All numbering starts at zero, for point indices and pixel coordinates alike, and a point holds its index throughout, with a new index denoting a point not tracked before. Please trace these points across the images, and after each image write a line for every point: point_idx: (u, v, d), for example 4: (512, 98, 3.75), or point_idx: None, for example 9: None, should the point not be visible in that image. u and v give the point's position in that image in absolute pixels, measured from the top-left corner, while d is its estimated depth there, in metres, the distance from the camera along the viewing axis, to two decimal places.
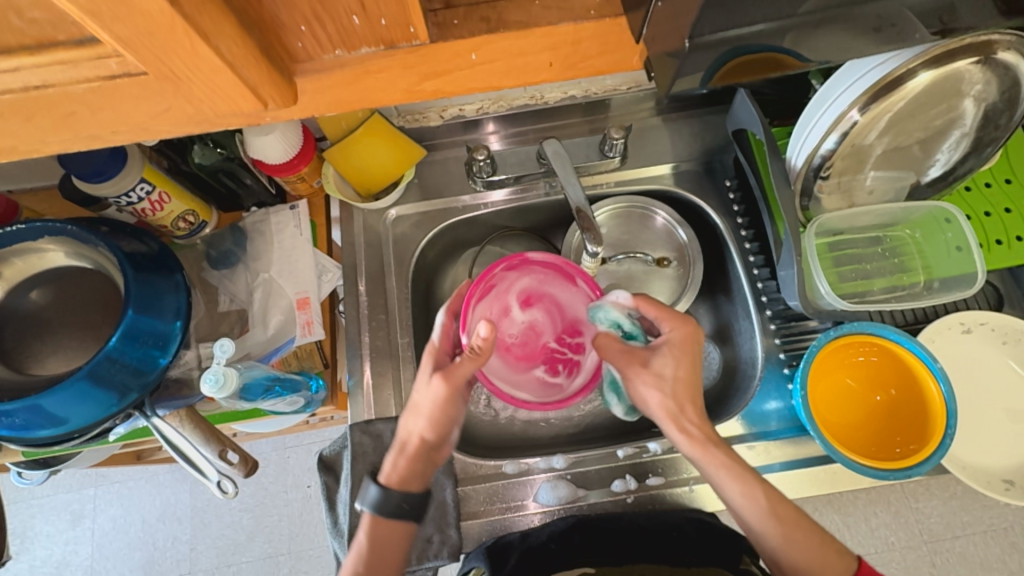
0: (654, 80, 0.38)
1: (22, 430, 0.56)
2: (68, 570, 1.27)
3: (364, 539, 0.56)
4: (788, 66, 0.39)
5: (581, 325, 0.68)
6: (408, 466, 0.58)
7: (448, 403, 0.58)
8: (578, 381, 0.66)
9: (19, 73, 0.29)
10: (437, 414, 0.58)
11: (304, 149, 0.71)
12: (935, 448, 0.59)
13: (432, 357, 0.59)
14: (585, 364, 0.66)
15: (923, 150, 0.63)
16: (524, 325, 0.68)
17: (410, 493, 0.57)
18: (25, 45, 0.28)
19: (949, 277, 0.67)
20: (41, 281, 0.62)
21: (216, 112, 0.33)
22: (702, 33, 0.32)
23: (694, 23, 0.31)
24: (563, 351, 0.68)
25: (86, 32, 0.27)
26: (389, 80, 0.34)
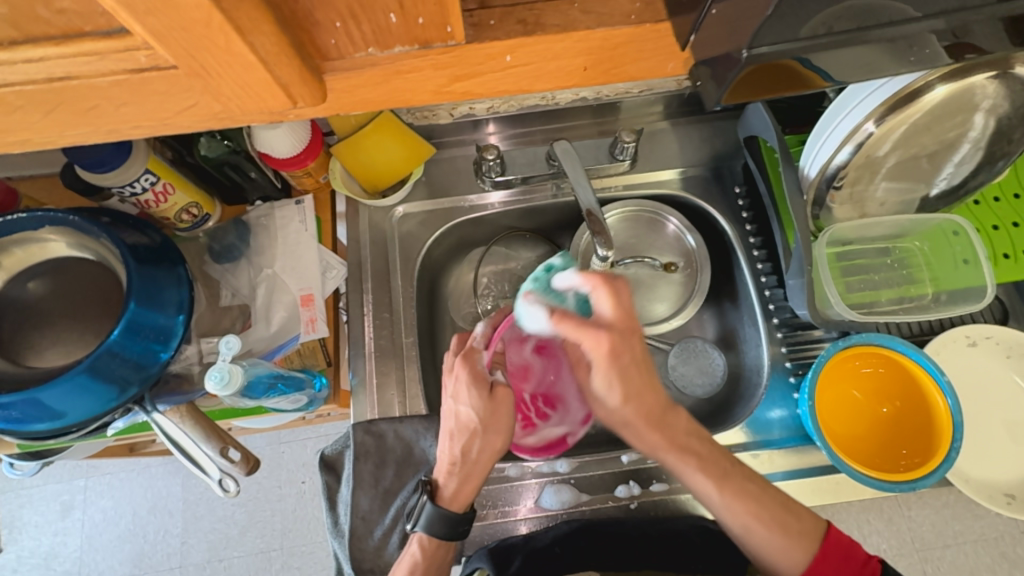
0: (699, 89, 0.38)
1: (19, 424, 0.55)
2: (56, 562, 1.25)
3: (418, 551, 0.58)
4: (809, 84, 0.39)
5: (562, 400, 0.66)
6: (472, 488, 0.59)
7: (503, 409, 0.59)
8: (528, 441, 0.66)
9: (43, 65, 0.28)
10: (502, 426, 0.59)
11: (312, 143, 0.70)
12: (940, 461, 0.59)
13: (470, 369, 0.59)
14: (540, 429, 0.66)
15: (935, 164, 0.63)
16: (520, 361, 0.65)
17: (467, 513, 0.58)
18: (51, 36, 0.27)
19: (957, 290, 0.67)
20: (41, 271, 0.61)
21: (243, 108, 0.32)
22: (759, 44, 0.32)
23: (753, 35, 0.31)
24: (532, 408, 0.66)
25: (117, 24, 0.27)
26: (419, 81, 0.33)
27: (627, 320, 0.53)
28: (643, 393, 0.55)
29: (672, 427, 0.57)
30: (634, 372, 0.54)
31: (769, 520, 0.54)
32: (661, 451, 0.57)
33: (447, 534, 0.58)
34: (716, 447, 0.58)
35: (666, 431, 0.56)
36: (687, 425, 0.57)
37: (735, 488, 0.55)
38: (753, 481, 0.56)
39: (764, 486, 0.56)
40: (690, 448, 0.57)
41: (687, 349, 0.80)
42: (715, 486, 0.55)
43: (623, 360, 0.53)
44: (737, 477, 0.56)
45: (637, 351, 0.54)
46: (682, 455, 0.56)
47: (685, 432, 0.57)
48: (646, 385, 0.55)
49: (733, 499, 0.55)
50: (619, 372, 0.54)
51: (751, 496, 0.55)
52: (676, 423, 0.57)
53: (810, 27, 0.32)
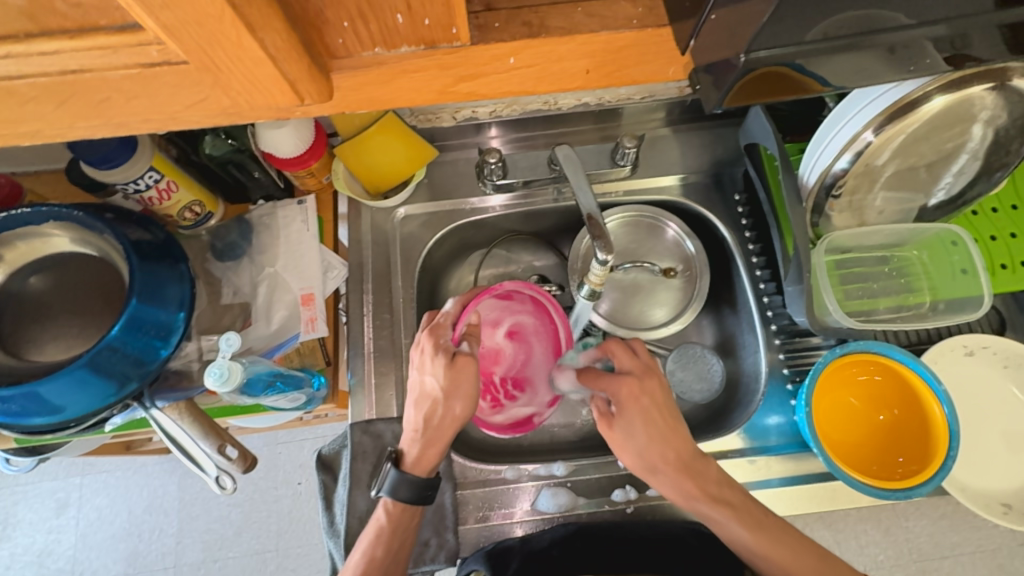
0: (699, 93, 0.38)
1: (18, 417, 0.55)
2: (49, 559, 1.24)
3: (384, 518, 0.58)
4: (805, 89, 0.39)
5: (531, 383, 0.65)
6: (434, 454, 0.58)
7: (469, 377, 0.57)
8: (494, 419, 0.64)
9: (57, 57, 0.28)
10: (466, 393, 0.57)
11: (315, 144, 0.71)
12: (936, 470, 0.59)
13: (432, 339, 0.59)
14: (510, 411, 0.65)
15: (933, 174, 0.64)
16: (493, 345, 0.65)
17: (433, 480, 0.59)
18: (66, 28, 0.28)
19: (953, 299, 0.68)
20: (43, 266, 0.62)
21: (252, 103, 0.33)
22: (756, 49, 0.33)
23: (751, 40, 0.32)
24: (501, 389, 0.65)
25: (131, 18, 0.27)
26: (423, 81, 0.34)
27: (646, 371, 0.59)
28: (668, 437, 0.57)
29: (703, 475, 0.57)
30: (657, 417, 0.57)
31: (805, 560, 0.53)
32: (692, 500, 0.57)
33: (413, 499, 0.58)
34: (744, 494, 0.57)
35: (697, 478, 0.56)
36: (720, 477, 0.57)
37: (770, 535, 0.54)
38: (788, 530, 0.55)
39: (800, 535, 0.55)
40: (722, 497, 0.56)
41: (686, 355, 0.79)
42: (750, 532, 0.54)
43: (642, 402, 0.57)
44: (772, 526, 0.55)
45: (659, 395, 0.58)
46: (716, 506, 0.56)
47: (715, 482, 0.57)
48: (676, 435, 0.57)
49: (770, 548, 0.54)
50: (642, 415, 0.57)
51: (788, 546, 0.54)
52: (707, 473, 0.57)
53: (821, 29, 0.32)
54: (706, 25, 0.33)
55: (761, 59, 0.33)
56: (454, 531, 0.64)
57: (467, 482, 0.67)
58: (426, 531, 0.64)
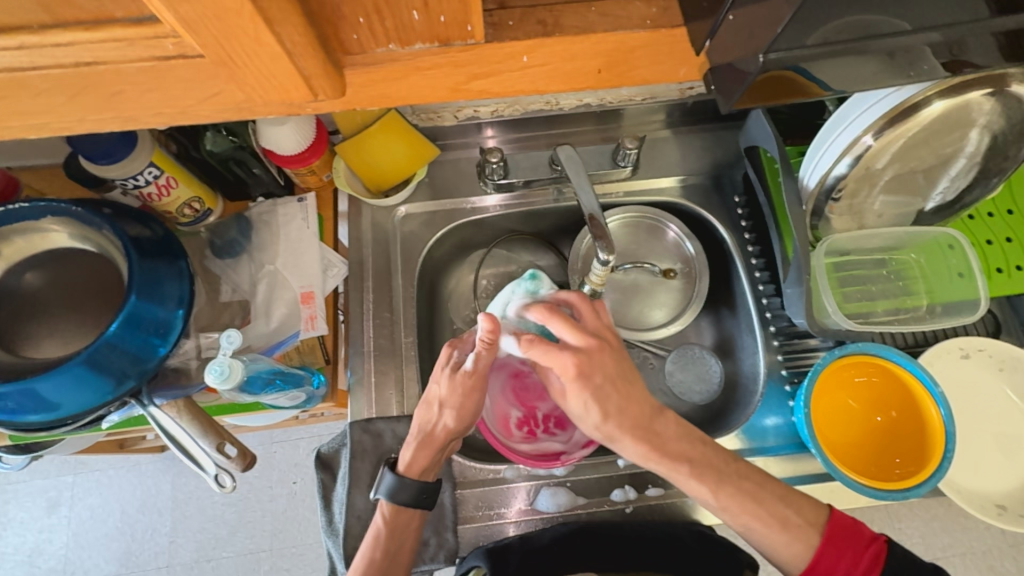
0: (716, 93, 0.38)
1: (12, 414, 0.55)
2: (40, 559, 1.23)
3: (382, 524, 0.59)
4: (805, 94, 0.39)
5: (573, 420, 0.67)
6: (429, 458, 0.60)
7: (474, 397, 0.58)
8: (520, 447, 0.65)
9: (73, 49, 0.28)
10: (464, 409, 0.58)
11: (316, 141, 0.70)
12: (933, 471, 0.60)
13: (449, 350, 0.60)
14: (541, 443, 0.66)
15: (930, 179, 0.64)
16: (539, 381, 0.68)
17: (428, 484, 0.60)
18: (81, 20, 0.28)
19: (950, 303, 0.69)
20: (40, 262, 0.61)
21: (266, 99, 0.33)
22: (775, 49, 0.33)
23: (773, 39, 0.32)
24: (540, 422, 0.67)
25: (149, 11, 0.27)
26: (436, 77, 0.34)
27: (591, 346, 0.53)
28: (625, 407, 0.52)
29: (661, 436, 0.53)
30: (609, 390, 0.52)
31: (766, 517, 0.52)
32: (653, 462, 0.53)
33: (410, 502, 0.59)
34: (707, 448, 0.54)
35: (653, 440, 0.53)
36: (678, 435, 0.53)
37: (730, 490, 0.52)
38: (750, 481, 0.53)
39: (762, 481, 0.54)
40: (682, 455, 0.53)
41: (684, 356, 0.80)
42: (711, 490, 0.52)
43: (595, 380, 0.52)
44: (732, 477, 0.53)
45: (608, 367, 0.53)
46: (674, 464, 0.53)
47: (676, 440, 0.53)
48: (631, 399, 0.53)
49: (729, 503, 0.52)
50: (594, 393, 0.52)
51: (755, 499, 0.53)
52: (665, 439, 0.53)
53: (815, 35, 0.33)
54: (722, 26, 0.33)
55: (777, 60, 0.33)
56: (453, 531, 0.64)
57: (466, 482, 0.67)
58: (425, 530, 0.64)
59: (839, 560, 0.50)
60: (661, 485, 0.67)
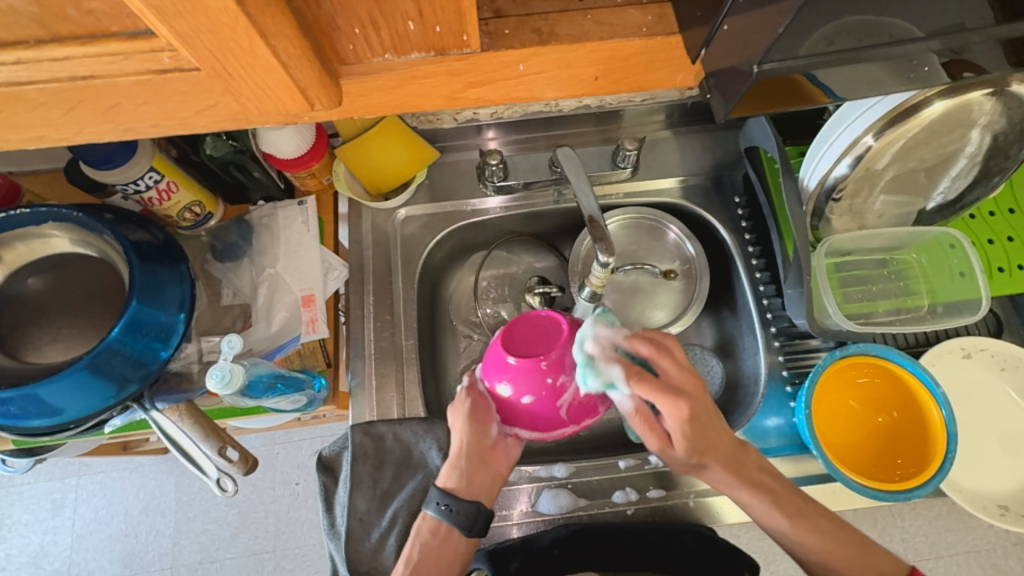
0: (712, 101, 0.39)
1: (17, 419, 0.55)
2: (45, 561, 1.24)
3: (416, 548, 0.57)
4: (801, 99, 0.39)
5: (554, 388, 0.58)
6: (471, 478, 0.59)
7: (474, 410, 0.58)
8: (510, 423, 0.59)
9: (68, 63, 0.28)
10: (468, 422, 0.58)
11: (317, 145, 0.70)
12: (935, 471, 0.59)
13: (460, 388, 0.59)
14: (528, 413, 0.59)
15: (932, 178, 0.64)
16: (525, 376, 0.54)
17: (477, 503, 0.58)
18: (77, 35, 0.28)
19: (951, 303, 0.68)
20: (42, 267, 0.61)
21: (261, 110, 0.33)
22: (769, 60, 0.33)
23: (764, 51, 0.32)
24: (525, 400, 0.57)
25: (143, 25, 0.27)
26: (433, 86, 0.34)
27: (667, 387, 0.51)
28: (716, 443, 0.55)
29: (744, 465, 0.58)
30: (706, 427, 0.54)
31: (846, 559, 0.55)
32: (739, 488, 0.57)
33: (457, 519, 0.57)
34: (783, 484, 0.58)
35: (740, 468, 0.57)
36: (758, 465, 0.58)
37: (809, 525, 0.56)
38: (828, 521, 0.57)
39: (840, 523, 0.57)
40: (763, 487, 0.57)
41: (685, 357, 0.79)
42: (790, 523, 0.56)
43: (691, 425, 0.52)
44: (811, 513, 0.57)
45: (710, 409, 0.54)
46: (756, 492, 0.57)
47: (756, 468, 0.58)
48: (719, 435, 0.56)
49: (807, 537, 0.56)
50: (687, 437, 0.53)
51: (827, 534, 0.56)
52: (752, 469, 0.58)
53: (806, 46, 0.33)
54: (722, 33, 0.33)
55: (772, 71, 0.33)
56: None
57: None
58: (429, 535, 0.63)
59: None
60: (664, 487, 0.67)
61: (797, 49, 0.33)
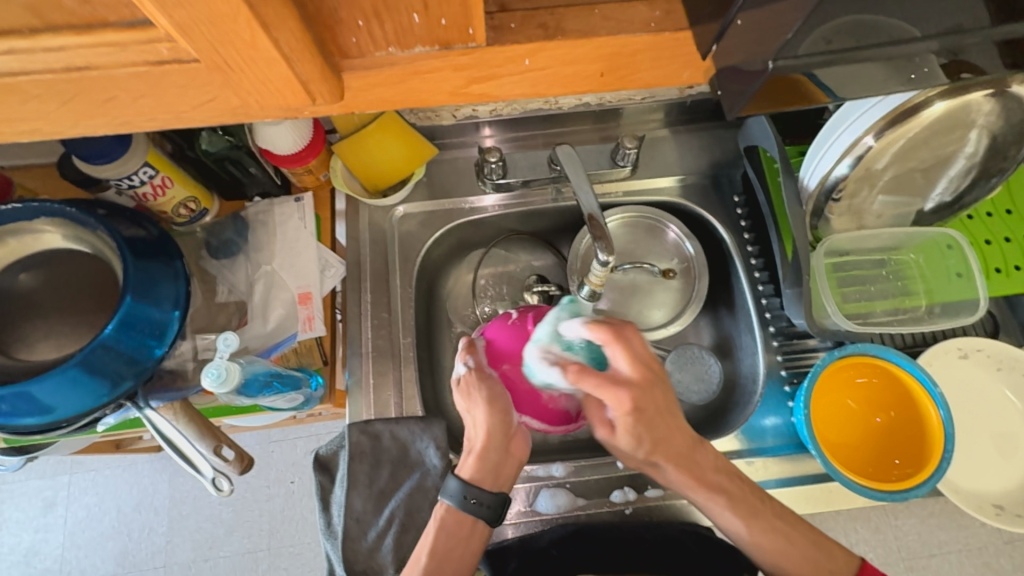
0: (722, 100, 0.38)
1: (7, 417, 0.54)
2: (36, 559, 1.22)
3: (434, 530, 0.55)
4: (806, 99, 0.39)
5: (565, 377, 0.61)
6: (484, 463, 0.57)
7: (493, 390, 0.57)
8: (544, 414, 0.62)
9: (62, 54, 0.28)
10: (491, 405, 0.57)
11: (314, 141, 0.70)
12: (932, 471, 0.60)
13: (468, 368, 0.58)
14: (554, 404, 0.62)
15: (930, 179, 0.64)
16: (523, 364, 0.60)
17: (488, 492, 0.56)
18: (72, 25, 0.27)
19: (949, 303, 0.69)
20: (33, 263, 0.60)
21: (261, 104, 0.32)
22: (784, 56, 0.32)
23: (785, 42, 0.31)
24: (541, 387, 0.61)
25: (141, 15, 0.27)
26: (436, 81, 0.34)
27: (638, 389, 0.51)
28: (668, 436, 0.55)
29: (700, 465, 0.56)
30: (658, 422, 0.53)
31: (799, 559, 0.54)
32: (693, 489, 0.56)
33: (470, 509, 0.55)
34: (744, 483, 0.57)
35: (693, 468, 0.56)
36: (717, 467, 0.57)
37: (764, 527, 0.55)
38: (784, 521, 0.56)
39: (794, 522, 0.56)
40: (721, 488, 0.56)
41: (684, 356, 0.79)
42: (744, 524, 0.55)
43: (646, 413, 0.52)
44: (766, 513, 0.56)
45: (660, 400, 0.53)
46: (712, 495, 0.56)
47: (714, 470, 0.56)
48: (672, 430, 0.55)
49: (762, 538, 0.55)
50: (643, 425, 0.53)
51: (782, 535, 0.55)
52: (706, 469, 0.56)
53: (807, 45, 0.32)
54: (731, 31, 0.32)
55: (786, 68, 0.33)
56: None
57: None
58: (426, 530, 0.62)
59: None
60: (660, 487, 0.66)
61: (805, 47, 0.32)
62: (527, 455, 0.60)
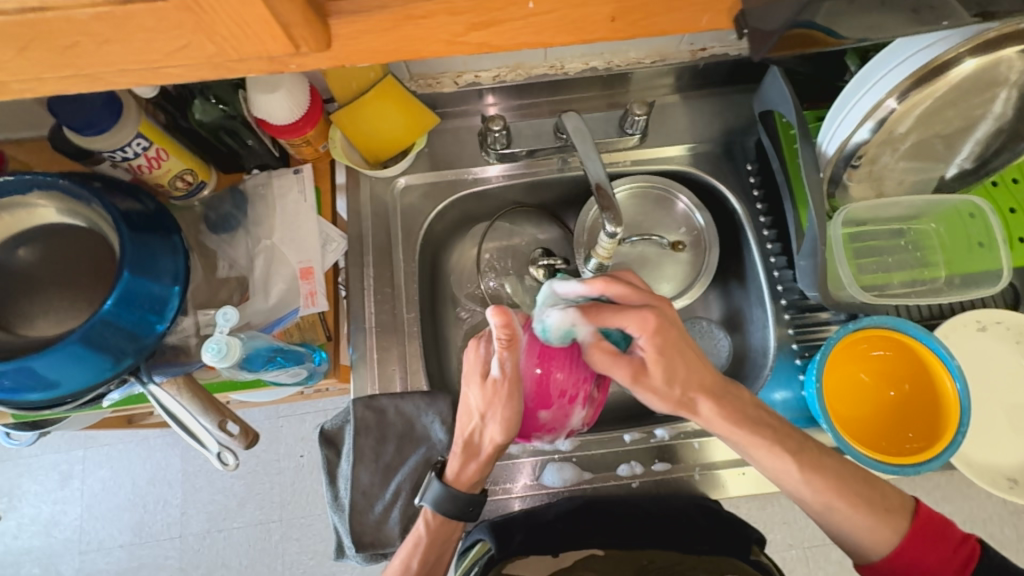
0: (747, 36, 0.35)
1: (12, 393, 0.54)
2: (56, 529, 1.26)
3: (424, 530, 0.60)
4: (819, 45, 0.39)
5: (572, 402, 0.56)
6: (478, 469, 0.59)
7: (512, 405, 0.55)
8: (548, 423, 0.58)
9: None
10: (505, 420, 0.55)
11: (311, 111, 0.67)
12: (946, 445, 0.59)
13: (477, 366, 0.57)
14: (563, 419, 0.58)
15: (953, 145, 0.61)
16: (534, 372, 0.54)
17: (475, 497, 0.59)
18: None
19: (968, 274, 0.66)
20: (31, 237, 0.59)
21: (241, 53, 0.30)
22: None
23: None
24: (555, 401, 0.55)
25: None
26: (432, 28, 0.32)
27: (649, 345, 0.53)
28: (695, 368, 0.56)
29: (738, 399, 0.57)
30: (675, 357, 0.55)
31: (855, 498, 0.55)
32: (737, 427, 0.56)
33: (456, 513, 0.59)
34: (779, 424, 0.57)
35: (733, 400, 0.57)
36: (749, 396, 0.58)
37: (816, 474, 0.55)
38: (833, 467, 0.56)
39: (844, 461, 0.57)
40: (761, 423, 0.56)
41: (692, 331, 0.78)
42: (802, 479, 0.55)
43: (665, 347, 0.54)
44: (812, 451, 0.57)
45: (671, 339, 0.54)
46: (756, 428, 0.56)
47: (752, 405, 0.57)
48: (694, 362, 0.56)
49: (813, 477, 0.55)
50: (666, 359, 0.54)
51: (832, 472, 0.56)
52: (737, 386, 0.58)
53: None
54: None
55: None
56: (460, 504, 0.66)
57: None
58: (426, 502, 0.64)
59: (930, 553, 0.53)
60: (667, 460, 0.67)
61: None
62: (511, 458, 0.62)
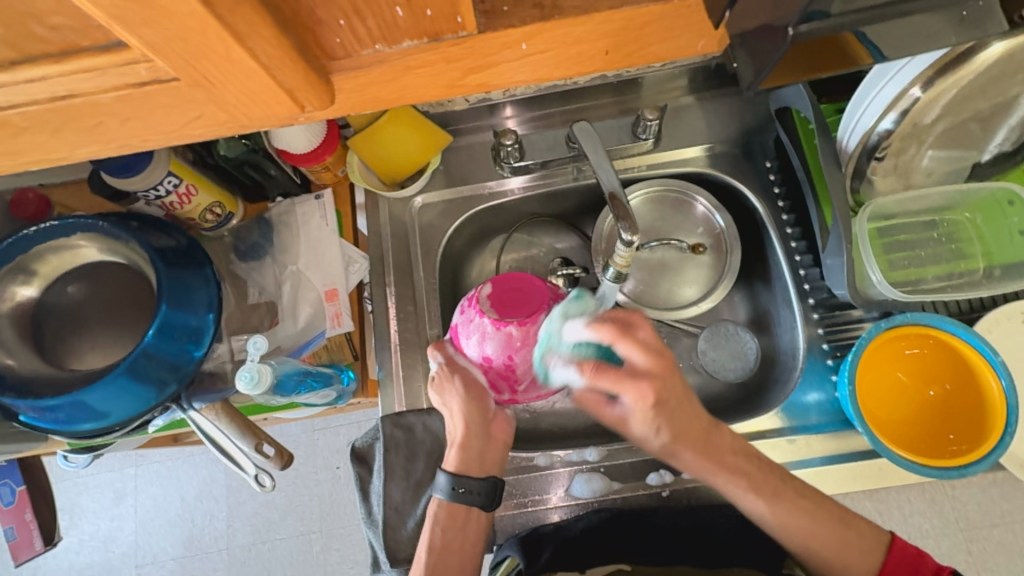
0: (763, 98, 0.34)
1: (67, 424, 0.57)
2: (114, 544, 1.33)
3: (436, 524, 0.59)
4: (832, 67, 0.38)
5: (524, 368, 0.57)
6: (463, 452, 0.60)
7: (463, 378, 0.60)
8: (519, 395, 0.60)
9: (44, 84, 0.29)
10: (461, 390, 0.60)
11: (328, 137, 0.70)
12: (993, 446, 0.56)
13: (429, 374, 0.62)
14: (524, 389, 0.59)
15: (987, 131, 0.58)
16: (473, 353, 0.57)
17: (472, 480, 0.59)
18: (49, 53, 0.28)
19: (1009, 263, 0.63)
20: (78, 277, 0.63)
21: (249, 116, 0.32)
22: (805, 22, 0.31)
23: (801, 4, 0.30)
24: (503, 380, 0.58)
25: (112, 37, 0.27)
26: (430, 75, 0.32)
27: (658, 383, 0.52)
28: (689, 423, 0.55)
29: (717, 447, 0.57)
30: (678, 409, 0.54)
31: (833, 538, 0.56)
32: (713, 472, 0.57)
33: (461, 498, 0.59)
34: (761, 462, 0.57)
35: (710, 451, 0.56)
36: (736, 445, 0.58)
37: (788, 506, 0.55)
38: (810, 499, 0.57)
39: (819, 501, 0.57)
40: (740, 469, 0.57)
41: (716, 334, 0.75)
42: (767, 504, 0.56)
43: (669, 403, 0.53)
44: (789, 493, 0.56)
45: (678, 391, 0.53)
46: (733, 476, 0.56)
47: (732, 452, 0.57)
48: (692, 418, 0.55)
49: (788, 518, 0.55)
50: (666, 416, 0.54)
51: (805, 513, 0.56)
52: (718, 443, 0.57)
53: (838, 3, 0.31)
54: None
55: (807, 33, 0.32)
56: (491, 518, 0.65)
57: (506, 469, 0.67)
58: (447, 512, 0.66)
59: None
60: None
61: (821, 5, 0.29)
62: (512, 436, 0.64)
